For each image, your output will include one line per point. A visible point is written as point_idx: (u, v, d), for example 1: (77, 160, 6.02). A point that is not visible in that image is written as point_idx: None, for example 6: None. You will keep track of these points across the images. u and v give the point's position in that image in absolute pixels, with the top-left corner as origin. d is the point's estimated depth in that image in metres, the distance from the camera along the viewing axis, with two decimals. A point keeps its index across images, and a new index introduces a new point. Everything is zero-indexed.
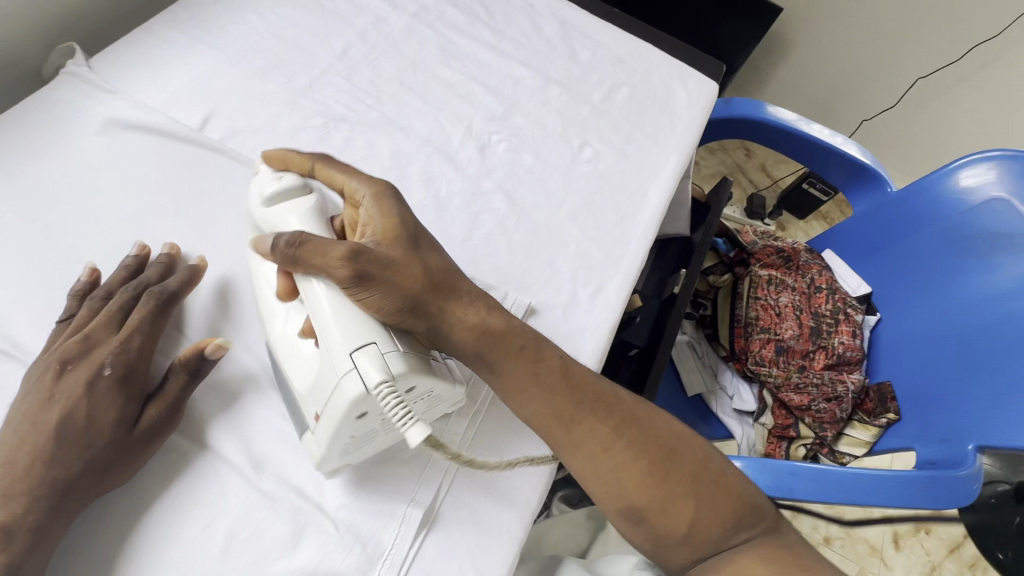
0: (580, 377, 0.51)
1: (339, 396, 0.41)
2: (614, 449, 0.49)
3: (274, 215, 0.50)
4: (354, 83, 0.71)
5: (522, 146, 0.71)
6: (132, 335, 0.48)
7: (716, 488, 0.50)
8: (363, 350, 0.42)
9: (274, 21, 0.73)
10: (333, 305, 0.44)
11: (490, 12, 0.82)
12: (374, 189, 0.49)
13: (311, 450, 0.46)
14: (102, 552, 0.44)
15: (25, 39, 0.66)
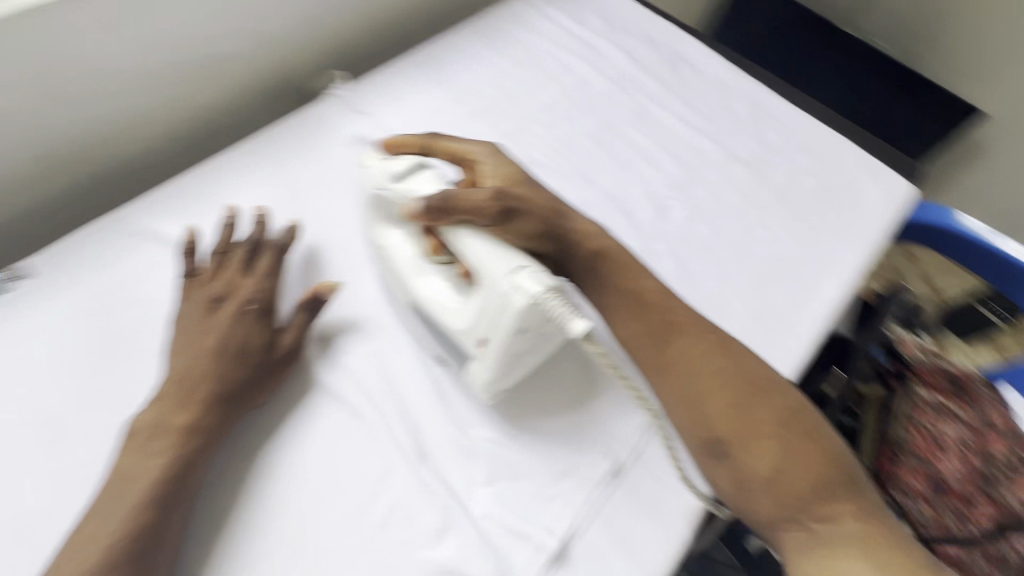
0: (668, 304, 0.56)
1: (511, 312, 0.48)
2: (699, 370, 0.52)
3: (407, 185, 0.58)
4: (553, 135, 0.78)
5: (698, 216, 0.73)
6: (265, 277, 0.58)
7: (809, 433, 0.50)
8: (521, 270, 0.49)
9: (495, 72, 0.84)
10: (479, 248, 0.52)
11: (685, 87, 0.86)
12: (490, 151, 0.61)
13: (478, 374, 0.53)
14: (276, 491, 0.50)
15: (308, 64, 0.83)
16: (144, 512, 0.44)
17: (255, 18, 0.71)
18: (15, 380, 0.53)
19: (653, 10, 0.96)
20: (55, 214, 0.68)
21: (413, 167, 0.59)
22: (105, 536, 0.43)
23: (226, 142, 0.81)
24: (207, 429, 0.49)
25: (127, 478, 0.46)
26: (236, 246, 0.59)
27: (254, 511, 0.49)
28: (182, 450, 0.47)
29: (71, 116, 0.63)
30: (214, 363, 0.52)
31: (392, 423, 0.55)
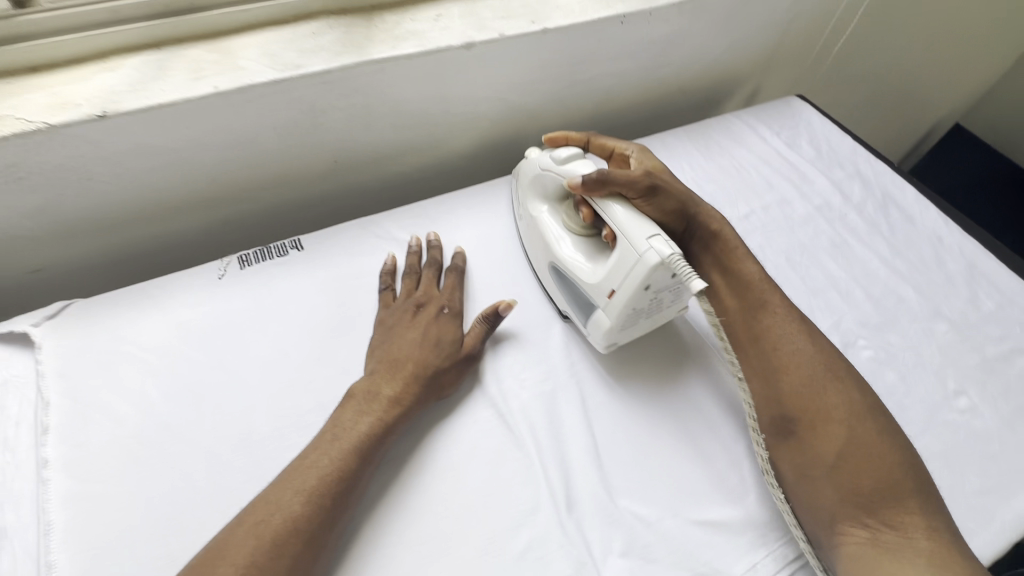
0: (766, 286, 0.65)
1: (640, 266, 0.56)
2: (784, 349, 0.60)
3: (572, 167, 0.65)
4: (746, 242, 0.81)
5: (888, 362, 0.70)
6: (452, 290, 0.68)
7: (879, 431, 0.55)
8: (654, 237, 0.57)
9: (700, 173, 0.90)
10: (621, 213, 0.60)
11: (893, 230, 0.85)
12: (639, 146, 0.75)
13: (599, 322, 0.62)
14: (435, 485, 0.56)
15: (538, 132, 0.96)
16: (347, 464, 0.51)
17: (518, 93, 0.86)
18: (274, 325, 0.66)
19: (869, 149, 0.97)
20: (325, 205, 0.87)
21: (577, 154, 0.67)
22: (312, 468, 0.50)
23: (455, 186, 0.97)
24: (404, 409, 0.57)
25: (339, 430, 0.54)
26: (424, 267, 0.70)
27: (414, 496, 0.55)
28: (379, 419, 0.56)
29: (368, 139, 0.80)
30: (424, 353, 0.60)
31: (547, 462, 0.58)
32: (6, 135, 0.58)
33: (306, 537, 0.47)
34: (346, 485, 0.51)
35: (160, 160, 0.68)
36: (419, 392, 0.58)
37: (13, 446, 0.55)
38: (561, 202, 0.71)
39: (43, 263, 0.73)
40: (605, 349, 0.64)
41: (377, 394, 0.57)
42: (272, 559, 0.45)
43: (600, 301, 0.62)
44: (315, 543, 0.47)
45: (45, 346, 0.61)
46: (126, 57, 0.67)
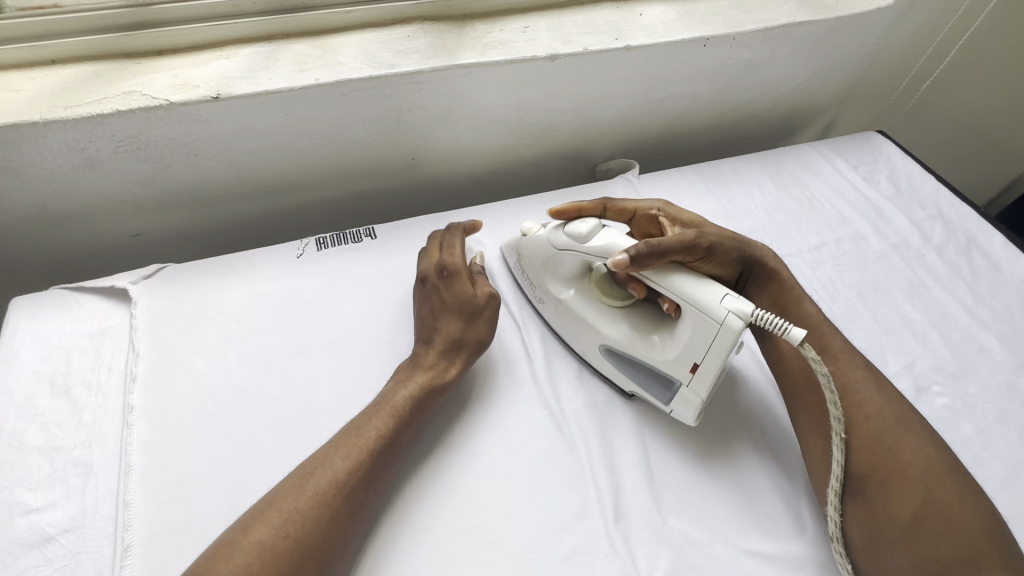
0: (826, 330, 0.62)
1: (726, 333, 0.53)
2: (848, 399, 0.56)
3: (609, 244, 0.60)
4: (815, 274, 0.79)
5: (965, 413, 0.66)
6: (455, 252, 0.69)
7: (958, 494, 0.50)
8: (725, 298, 0.54)
9: (771, 201, 0.88)
10: (682, 285, 0.56)
11: (976, 276, 0.81)
12: (661, 201, 0.70)
13: (686, 399, 0.58)
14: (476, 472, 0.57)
15: (607, 147, 0.97)
16: (387, 431, 0.55)
17: (593, 107, 0.88)
18: (343, 306, 0.69)
19: (954, 191, 0.93)
20: (396, 200, 0.91)
21: (595, 227, 0.62)
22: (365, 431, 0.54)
23: (520, 193, 1.00)
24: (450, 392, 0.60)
25: (382, 400, 0.58)
26: (432, 240, 0.72)
27: (454, 477, 0.57)
28: (423, 391, 0.59)
29: (446, 140, 0.84)
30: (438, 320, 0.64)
31: (595, 469, 0.58)
32: (134, 108, 0.64)
33: (349, 492, 0.50)
34: (385, 451, 0.54)
35: (258, 143, 0.74)
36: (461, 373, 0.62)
37: (104, 390, 0.60)
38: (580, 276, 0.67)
39: (142, 228, 0.79)
40: (694, 422, 0.60)
41: (418, 364, 0.61)
42: (313, 508, 0.48)
43: (680, 375, 0.58)
44: (354, 502, 0.50)
45: (141, 303, 0.66)
46: (239, 47, 0.73)
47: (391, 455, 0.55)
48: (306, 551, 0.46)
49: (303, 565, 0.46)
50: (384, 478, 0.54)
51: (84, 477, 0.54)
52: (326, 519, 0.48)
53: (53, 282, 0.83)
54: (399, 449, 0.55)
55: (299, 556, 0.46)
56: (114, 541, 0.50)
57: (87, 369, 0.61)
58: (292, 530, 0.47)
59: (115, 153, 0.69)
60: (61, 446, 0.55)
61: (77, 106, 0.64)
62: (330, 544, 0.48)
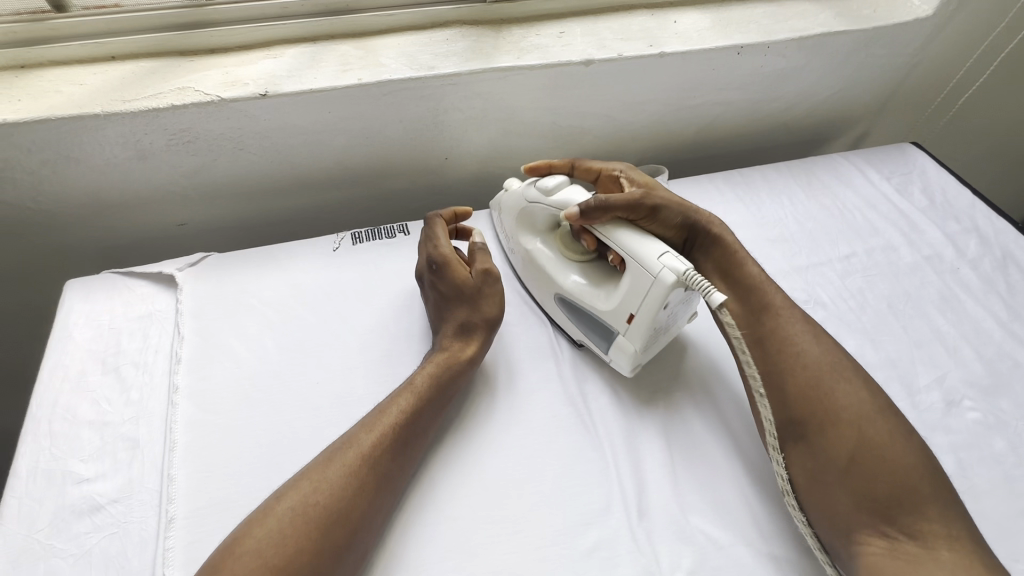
0: (769, 285, 0.63)
1: (658, 287, 0.57)
2: (788, 351, 0.58)
3: (565, 198, 0.65)
4: (845, 284, 0.79)
5: (997, 429, 0.65)
6: (439, 242, 0.68)
7: (891, 435, 0.52)
8: (664, 256, 0.58)
9: (801, 210, 0.88)
10: (624, 238, 0.61)
11: (1012, 292, 0.79)
12: (626, 164, 0.75)
13: (621, 348, 0.62)
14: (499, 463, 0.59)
15: (637, 153, 0.98)
16: (411, 411, 0.57)
17: (625, 112, 0.89)
18: (377, 298, 0.71)
19: (991, 204, 0.91)
20: (428, 199, 0.93)
21: (563, 183, 0.67)
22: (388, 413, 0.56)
23: None
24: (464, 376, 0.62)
25: (406, 383, 0.60)
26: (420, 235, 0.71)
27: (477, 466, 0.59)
28: (444, 372, 0.60)
29: (479, 141, 0.86)
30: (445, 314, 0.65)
31: (618, 467, 0.59)
32: (187, 103, 0.68)
33: (379, 472, 0.53)
34: (409, 431, 0.56)
35: (300, 139, 0.76)
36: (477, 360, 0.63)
37: (150, 370, 0.63)
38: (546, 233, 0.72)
39: (186, 219, 0.83)
40: (628, 374, 0.64)
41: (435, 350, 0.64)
42: (343, 480, 0.51)
43: (618, 327, 0.62)
44: (380, 476, 0.52)
45: (186, 289, 0.69)
46: (286, 47, 0.76)
47: (414, 436, 0.56)
48: (335, 518, 0.48)
49: (331, 533, 0.48)
50: (410, 459, 0.55)
51: (131, 451, 0.57)
52: (355, 491, 0.50)
53: (100, 268, 0.87)
54: (423, 428, 0.57)
55: (326, 525, 0.48)
56: (158, 513, 0.53)
57: (135, 350, 0.64)
58: (320, 500, 0.49)
59: (167, 146, 0.72)
60: (110, 421, 0.58)
61: (136, 100, 0.67)
62: (357, 515, 0.49)
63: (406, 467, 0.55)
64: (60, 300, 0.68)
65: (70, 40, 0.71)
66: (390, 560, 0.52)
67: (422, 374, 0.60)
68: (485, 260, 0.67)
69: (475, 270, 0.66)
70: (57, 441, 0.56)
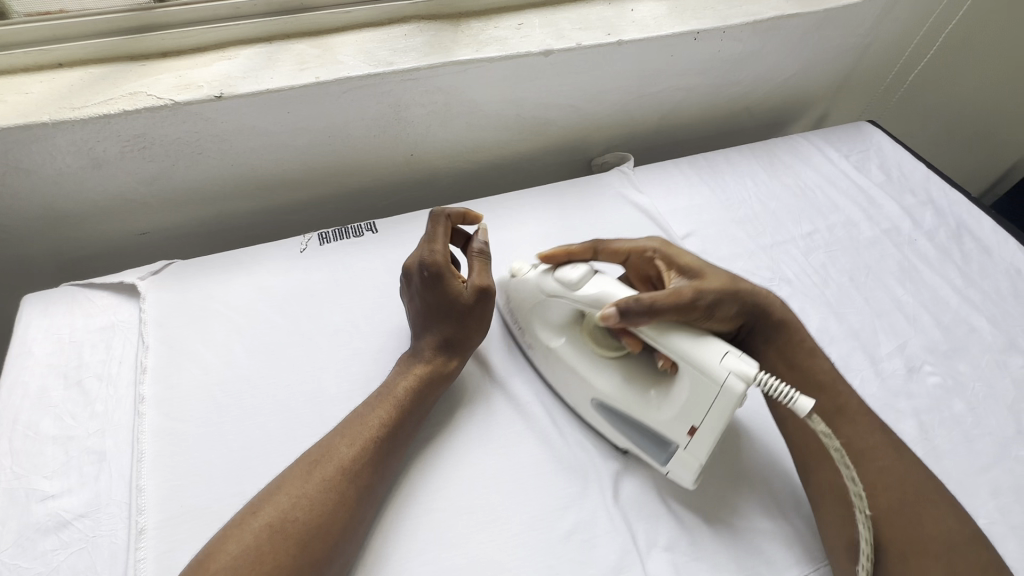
0: (842, 388, 0.59)
1: (727, 398, 0.49)
2: (868, 468, 0.54)
3: (598, 293, 0.56)
4: (809, 260, 0.81)
5: (955, 390, 0.67)
6: (435, 247, 0.64)
7: (982, 570, 0.48)
8: (728, 357, 0.50)
9: (764, 190, 0.90)
10: (680, 345, 0.51)
11: (966, 259, 0.82)
12: (659, 239, 0.64)
13: (683, 459, 0.54)
14: (472, 455, 0.59)
15: (603, 141, 0.99)
16: (391, 417, 0.57)
17: (588, 101, 0.90)
18: (346, 297, 0.71)
19: (944, 177, 0.94)
20: (397, 196, 0.93)
21: (586, 272, 0.57)
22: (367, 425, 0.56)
23: (518, 187, 1.02)
24: (439, 386, 0.61)
25: (384, 390, 0.59)
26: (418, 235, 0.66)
27: (451, 460, 0.58)
28: (424, 383, 0.60)
29: (444, 136, 0.86)
30: (425, 324, 0.63)
31: (591, 452, 0.60)
32: (139, 108, 0.66)
33: (358, 480, 0.52)
34: (389, 443, 0.56)
35: (260, 141, 0.76)
36: (453, 372, 0.62)
37: (115, 381, 0.61)
38: (572, 320, 0.62)
39: (148, 227, 0.81)
40: (692, 486, 0.56)
41: (414, 359, 0.62)
42: (322, 492, 0.50)
43: (677, 437, 0.54)
44: (361, 488, 0.52)
45: (149, 298, 0.68)
46: (241, 48, 0.75)
47: (394, 445, 0.56)
48: (315, 531, 0.48)
49: (311, 546, 0.47)
50: (388, 463, 0.55)
51: (98, 464, 0.55)
52: (334, 504, 0.50)
53: (61, 281, 0.85)
54: (404, 436, 0.57)
55: (307, 538, 0.47)
56: (129, 524, 0.52)
57: (98, 361, 0.63)
58: (300, 516, 0.48)
59: (122, 154, 0.70)
60: (75, 435, 0.57)
61: (85, 107, 0.66)
62: (337, 526, 0.49)
63: (386, 472, 0.55)
64: (17, 314, 0.66)
65: (14, 48, 0.69)
66: (370, 560, 0.52)
67: (398, 387, 0.59)
68: (483, 276, 0.64)
69: (472, 287, 0.63)
70: (20, 458, 0.55)
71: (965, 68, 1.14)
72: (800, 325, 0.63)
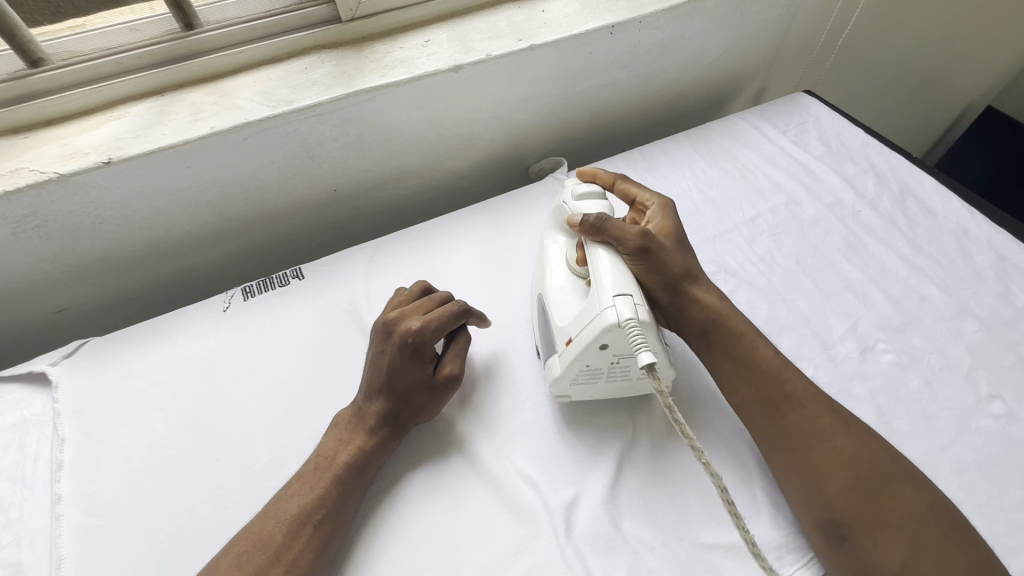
0: (787, 375, 0.57)
1: (595, 323, 0.51)
2: (819, 450, 0.52)
3: (582, 205, 0.62)
4: (754, 247, 0.78)
5: (911, 367, 0.66)
6: (432, 319, 0.59)
7: (945, 536, 0.46)
8: (623, 296, 0.51)
9: (703, 179, 0.87)
10: (609, 266, 0.55)
11: (912, 225, 0.80)
12: (663, 201, 0.68)
13: (552, 368, 0.57)
14: (412, 512, 0.55)
15: (536, 148, 0.96)
16: (326, 492, 0.52)
17: (511, 111, 0.86)
18: (275, 354, 0.67)
19: (883, 140, 0.93)
20: (330, 232, 0.90)
21: (594, 192, 0.64)
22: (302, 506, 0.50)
23: (455, 205, 0.99)
24: (376, 453, 0.55)
25: (322, 459, 0.54)
26: (436, 295, 0.63)
27: (393, 522, 0.55)
28: (363, 455, 0.55)
29: (364, 167, 0.82)
30: (372, 391, 0.57)
31: (539, 493, 0.56)
32: (22, 186, 0.62)
33: (290, 568, 0.47)
34: (327, 520, 0.50)
35: (165, 201, 0.72)
36: (391, 443, 0.57)
37: (30, 483, 0.58)
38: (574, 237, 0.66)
39: (65, 303, 0.78)
40: (551, 395, 0.60)
41: (357, 424, 0.57)
42: None
43: (558, 346, 0.57)
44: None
45: (63, 385, 0.63)
46: (130, 106, 0.71)
47: (331, 521, 0.50)
48: None
49: None
50: (332, 543, 0.50)
51: None
52: None
53: None
54: (342, 512, 0.52)
55: None
56: None
57: (10, 463, 0.58)
58: None
59: (14, 235, 0.66)
60: None
61: None
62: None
63: (325, 552, 0.49)
64: None
65: None
66: None
67: (339, 457, 0.54)
68: (453, 364, 0.60)
69: (437, 376, 0.59)
70: None
71: (894, 24, 1.12)
72: (750, 325, 0.61)
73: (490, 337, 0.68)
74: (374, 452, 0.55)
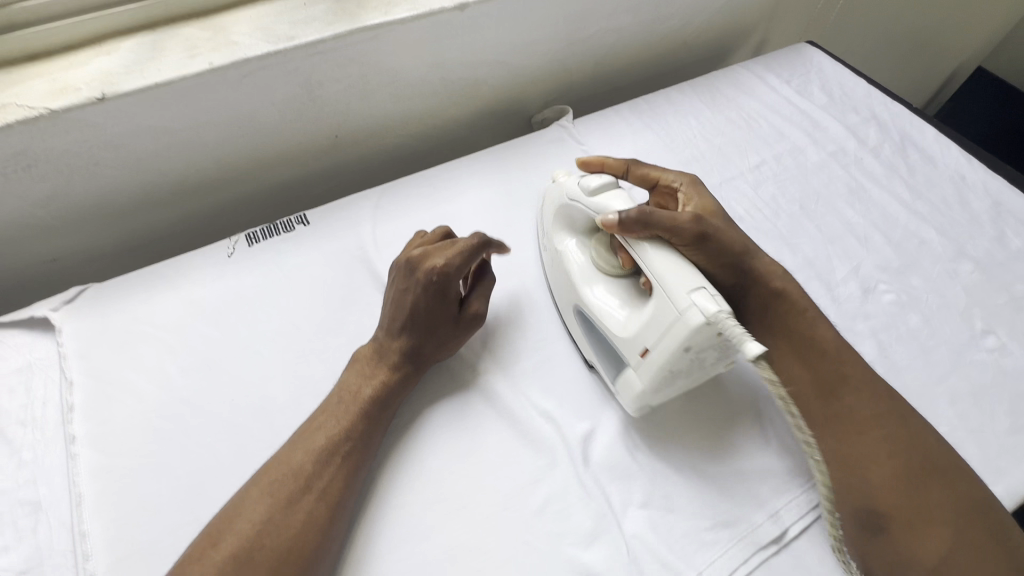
0: (845, 357, 0.57)
1: (682, 326, 0.48)
2: (870, 436, 0.52)
3: (600, 203, 0.58)
4: (759, 193, 0.79)
5: (911, 305, 0.68)
6: (455, 255, 0.58)
7: (987, 535, 0.47)
8: (699, 289, 0.48)
9: (708, 127, 0.87)
10: (662, 260, 0.52)
11: (912, 172, 0.82)
12: (689, 178, 0.66)
13: (630, 383, 0.54)
14: (433, 441, 0.56)
15: (539, 96, 0.94)
16: (353, 426, 0.52)
17: (516, 56, 0.84)
18: (284, 298, 0.66)
19: (884, 90, 0.93)
20: (331, 180, 0.88)
21: (609, 183, 0.60)
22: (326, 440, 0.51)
23: (456, 154, 0.97)
24: (396, 387, 0.56)
25: (345, 393, 0.54)
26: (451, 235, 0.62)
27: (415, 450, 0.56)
28: (389, 391, 0.55)
29: (367, 112, 0.80)
30: (394, 330, 0.57)
31: (556, 427, 0.57)
32: (11, 122, 0.59)
33: (318, 496, 0.48)
34: (355, 451, 0.51)
35: (163, 143, 0.69)
36: (410, 377, 0.57)
37: (42, 425, 0.57)
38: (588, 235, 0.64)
39: (58, 252, 0.76)
40: (635, 413, 0.56)
41: (379, 362, 0.57)
42: (286, 517, 0.46)
43: (632, 357, 0.54)
44: (332, 504, 0.48)
45: (66, 330, 0.62)
46: (120, 41, 0.67)
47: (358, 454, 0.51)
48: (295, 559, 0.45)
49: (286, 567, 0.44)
50: (360, 471, 0.51)
51: (35, 515, 0.52)
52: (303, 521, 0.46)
53: None
54: (369, 445, 0.52)
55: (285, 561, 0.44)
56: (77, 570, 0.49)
57: (20, 406, 0.58)
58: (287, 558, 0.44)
59: (5, 177, 0.63)
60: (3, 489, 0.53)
61: None
62: (309, 547, 0.45)
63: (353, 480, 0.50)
64: None
65: None
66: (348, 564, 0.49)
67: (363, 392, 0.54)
68: (478, 301, 0.61)
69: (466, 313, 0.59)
70: None
71: None
72: (802, 291, 0.61)
73: (501, 280, 0.68)
74: (397, 386, 0.56)
